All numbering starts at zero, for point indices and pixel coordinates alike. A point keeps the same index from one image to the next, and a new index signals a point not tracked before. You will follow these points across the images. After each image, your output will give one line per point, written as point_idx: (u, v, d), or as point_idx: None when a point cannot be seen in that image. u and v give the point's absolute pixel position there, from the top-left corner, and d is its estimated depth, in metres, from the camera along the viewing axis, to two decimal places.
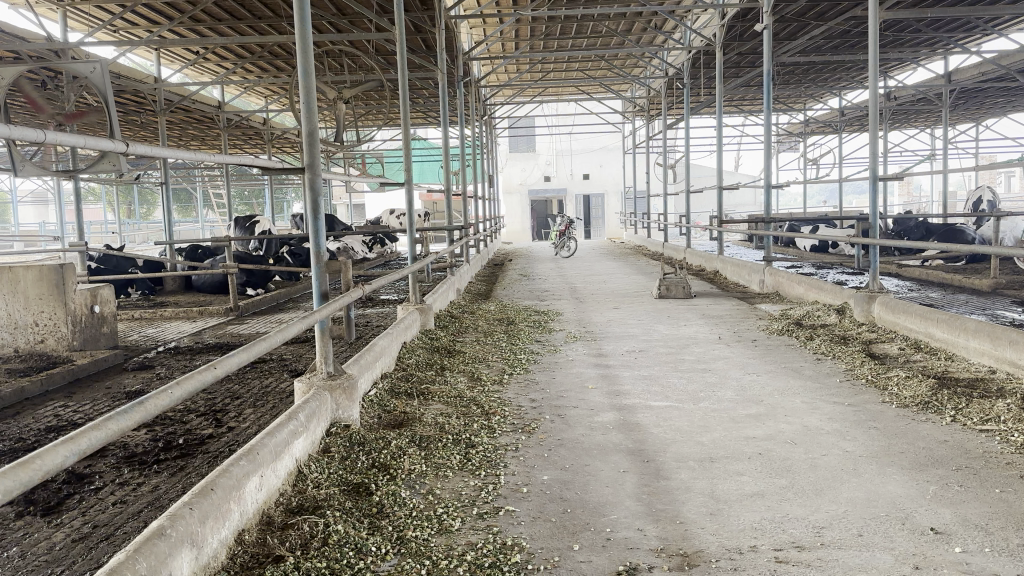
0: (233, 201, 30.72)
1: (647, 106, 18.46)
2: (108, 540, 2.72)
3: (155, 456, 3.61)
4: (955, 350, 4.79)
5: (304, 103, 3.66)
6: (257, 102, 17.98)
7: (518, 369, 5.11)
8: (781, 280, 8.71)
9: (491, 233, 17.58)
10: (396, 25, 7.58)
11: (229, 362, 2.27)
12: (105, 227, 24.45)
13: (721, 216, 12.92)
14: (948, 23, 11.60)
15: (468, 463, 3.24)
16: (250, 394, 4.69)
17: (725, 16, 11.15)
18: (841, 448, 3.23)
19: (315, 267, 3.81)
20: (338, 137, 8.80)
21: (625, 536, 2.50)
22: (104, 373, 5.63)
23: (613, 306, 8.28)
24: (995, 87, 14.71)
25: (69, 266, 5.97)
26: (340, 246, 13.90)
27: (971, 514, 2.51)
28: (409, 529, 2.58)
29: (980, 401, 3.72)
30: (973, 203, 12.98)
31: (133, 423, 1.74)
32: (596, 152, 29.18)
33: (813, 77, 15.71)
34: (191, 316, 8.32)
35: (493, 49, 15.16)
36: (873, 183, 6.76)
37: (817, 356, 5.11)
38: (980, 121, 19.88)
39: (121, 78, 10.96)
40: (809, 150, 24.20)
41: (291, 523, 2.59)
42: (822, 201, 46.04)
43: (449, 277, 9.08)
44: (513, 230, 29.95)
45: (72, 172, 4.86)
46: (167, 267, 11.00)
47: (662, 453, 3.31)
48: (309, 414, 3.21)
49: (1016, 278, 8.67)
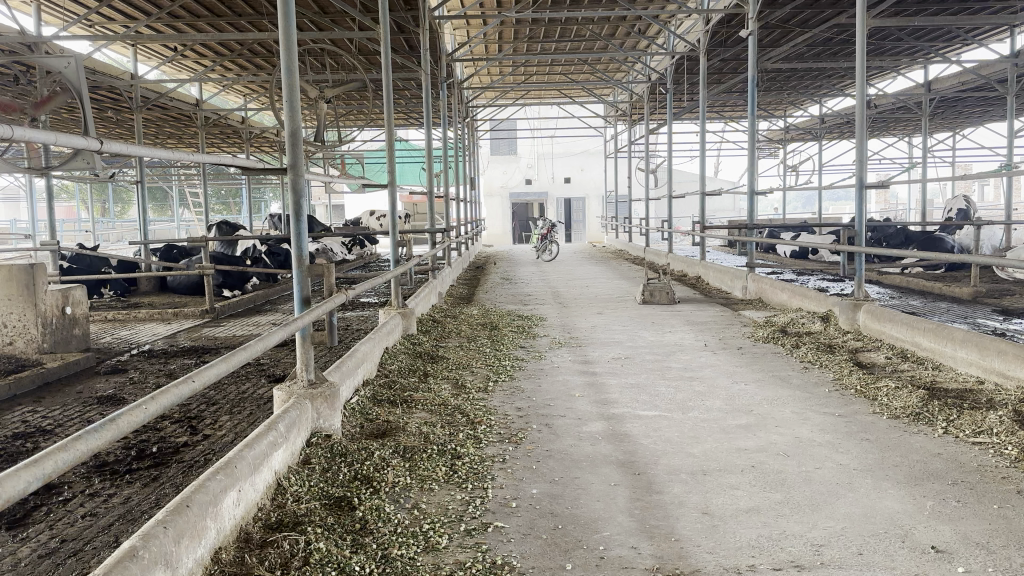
0: (210, 200, 30.33)
1: (629, 110, 18.48)
2: (75, 556, 2.58)
3: (128, 465, 3.46)
4: (941, 359, 4.77)
5: (287, 102, 3.54)
6: (236, 100, 17.73)
7: (503, 376, 5.02)
8: (764, 286, 8.70)
9: (473, 236, 17.47)
10: (380, 25, 7.39)
11: (209, 373, 2.16)
12: (77, 225, 23.97)
13: (702, 220, 12.84)
14: (930, 33, 11.74)
15: (454, 476, 3.14)
16: (227, 400, 4.55)
17: (710, 20, 11.10)
18: (835, 461, 3.18)
19: (296, 272, 3.69)
20: (319, 137, 8.61)
21: (618, 555, 2.42)
22: (76, 376, 5.46)
23: (597, 312, 8.22)
24: (973, 98, 14.90)
25: (40, 266, 5.75)
26: (319, 248, 13.71)
27: (971, 531, 2.46)
28: (395, 546, 2.48)
29: (971, 413, 3.68)
30: (951, 211, 13.05)
31: (103, 442, 1.62)
32: (577, 156, 29.23)
33: (794, 84, 15.83)
34: (165, 318, 8.13)
35: (476, 50, 15.04)
36: (859, 191, 6.71)
37: (804, 365, 5.07)
38: (957, 131, 20.14)
39: (95, 74, 10.68)
40: (788, 157, 24.42)
41: (270, 540, 2.47)
42: (799, 206, 46.73)
43: (431, 280, 8.95)
44: (494, 232, 29.87)
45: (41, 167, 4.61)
46: (142, 267, 10.77)
47: (654, 465, 3.23)
48: (288, 424, 3.08)
49: (997, 286, 8.72)
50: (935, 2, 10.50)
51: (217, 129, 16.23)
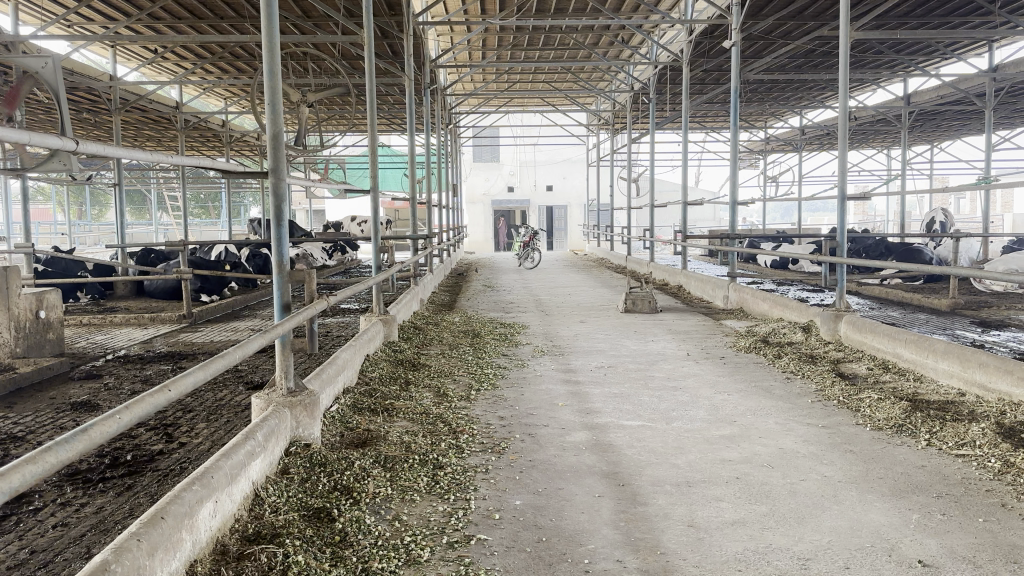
0: (189, 204, 30.00)
1: (613, 119, 18.55)
2: (45, 567, 2.49)
3: (101, 473, 3.37)
4: (923, 370, 4.79)
5: (269, 104, 3.47)
6: (217, 103, 17.55)
7: (485, 384, 4.97)
8: (745, 296, 8.73)
9: (455, 243, 17.43)
10: (364, 28, 7.30)
11: (184, 383, 2.08)
12: (53, 228, 23.56)
13: (684, 229, 12.85)
14: (909, 46, 11.93)
15: (436, 487, 3.08)
16: (203, 408, 4.46)
17: (693, 31, 11.16)
18: (819, 473, 3.17)
19: (277, 278, 3.61)
20: (301, 141, 8.49)
21: (604, 568, 2.38)
22: (49, 382, 5.33)
23: (580, 320, 8.19)
24: (951, 110, 15.16)
25: (12, 269, 5.70)
26: (299, 253, 13.59)
27: (957, 545, 2.46)
28: (375, 560, 2.41)
29: (953, 425, 3.69)
30: (928, 222, 13.19)
31: (75, 454, 1.53)
32: (560, 164, 29.30)
33: (775, 95, 16.00)
34: (142, 323, 7.99)
35: (460, 57, 15.04)
36: (842, 202, 6.72)
37: (786, 376, 5.08)
38: (935, 143, 20.43)
39: (73, 75, 10.51)
40: (769, 167, 24.64)
41: (247, 553, 2.40)
42: (778, 217, 47.32)
43: (413, 287, 8.89)
44: (475, 240, 29.83)
45: (18, 170, 4.40)
46: (118, 272, 10.59)
47: (638, 476, 3.20)
48: (266, 434, 3.01)
49: (975, 299, 8.81)
50: (915, 16, 10.66)
51: (197, 132, 16.02)
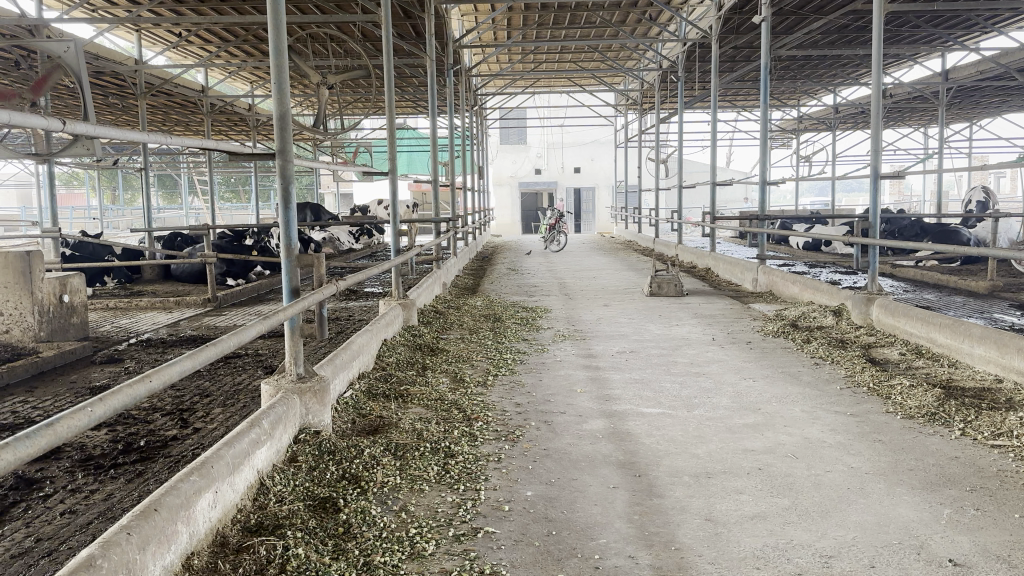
0: (219, 188, 30.33)
1: (639, 99, 18.25)
2: (49, 556, 2.46)
3: (113, 459, 3.34)
4: (958, 356, 4.59)
5: (275, 85, 3.39)
6: (243, 87, 17.57)
7: (503, 370, 4.88)
8: (775, 279, 8.50)
9: (481, 225, 17.34)
10: (382, 5, 7.10)
11: (168, 372, 2.01)
12: (86, 213, 23.92)
13: (714, 210, 12.53)
14: (949, 19, 11.47)
15: (446, 476, 3.00)
16: (221, 392, 4.42)
17: (722, 6, 10.83)
18: (846, 464, 3.02)
19: (285, 262, 3.53)
20: (321, 124, 8.38)
21: (614, 565, 2.28)
22: (71, 366, 5.36)
23: (604, 304, 8.07)
24: (992, 86, 14.61)
25: (36, 254, 5.70)
26: (324, 237, 13.64)
27: (992, 543, 2.31)
28: (378, 553, 2.34)
29: (990, 414, 3.51)
30: (965, 202, 12.77)
31: (34, 450, 1.44)
32: (588, 145, 29.02)
33: (809, 72, 15.58)
34: (167, 307, 8.04)
35: (484, 37, 14.85)
36: (875, 182, 6.41)
37: (815, 362, 4.89)
38: (975, 121, 19.81)
39: (98, 59, 10.53)
40: (801, 147, 24.09)
41: (248, 545, 2.34)
42: (812, 195, 46.59)
43: (436, 271, 8.81)
44: (503, 222, 29.71)
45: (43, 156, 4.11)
46: (146, 256, 10.67)
47: (655, 466, 3.09)
48: (273, 421, 2.94)
49: (1014, 280, 8.48)
50: None
51: (223, 115, 16.05)
